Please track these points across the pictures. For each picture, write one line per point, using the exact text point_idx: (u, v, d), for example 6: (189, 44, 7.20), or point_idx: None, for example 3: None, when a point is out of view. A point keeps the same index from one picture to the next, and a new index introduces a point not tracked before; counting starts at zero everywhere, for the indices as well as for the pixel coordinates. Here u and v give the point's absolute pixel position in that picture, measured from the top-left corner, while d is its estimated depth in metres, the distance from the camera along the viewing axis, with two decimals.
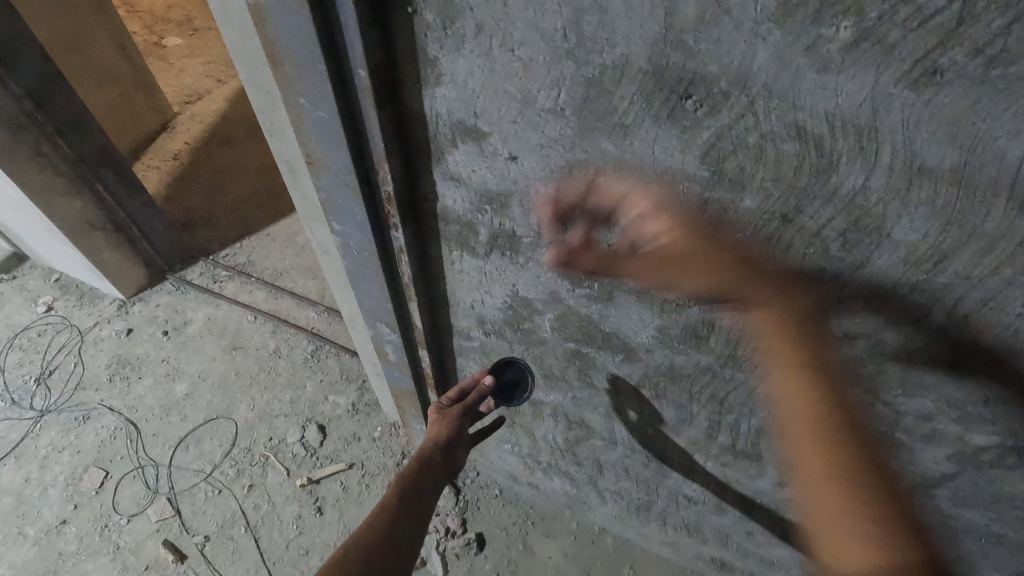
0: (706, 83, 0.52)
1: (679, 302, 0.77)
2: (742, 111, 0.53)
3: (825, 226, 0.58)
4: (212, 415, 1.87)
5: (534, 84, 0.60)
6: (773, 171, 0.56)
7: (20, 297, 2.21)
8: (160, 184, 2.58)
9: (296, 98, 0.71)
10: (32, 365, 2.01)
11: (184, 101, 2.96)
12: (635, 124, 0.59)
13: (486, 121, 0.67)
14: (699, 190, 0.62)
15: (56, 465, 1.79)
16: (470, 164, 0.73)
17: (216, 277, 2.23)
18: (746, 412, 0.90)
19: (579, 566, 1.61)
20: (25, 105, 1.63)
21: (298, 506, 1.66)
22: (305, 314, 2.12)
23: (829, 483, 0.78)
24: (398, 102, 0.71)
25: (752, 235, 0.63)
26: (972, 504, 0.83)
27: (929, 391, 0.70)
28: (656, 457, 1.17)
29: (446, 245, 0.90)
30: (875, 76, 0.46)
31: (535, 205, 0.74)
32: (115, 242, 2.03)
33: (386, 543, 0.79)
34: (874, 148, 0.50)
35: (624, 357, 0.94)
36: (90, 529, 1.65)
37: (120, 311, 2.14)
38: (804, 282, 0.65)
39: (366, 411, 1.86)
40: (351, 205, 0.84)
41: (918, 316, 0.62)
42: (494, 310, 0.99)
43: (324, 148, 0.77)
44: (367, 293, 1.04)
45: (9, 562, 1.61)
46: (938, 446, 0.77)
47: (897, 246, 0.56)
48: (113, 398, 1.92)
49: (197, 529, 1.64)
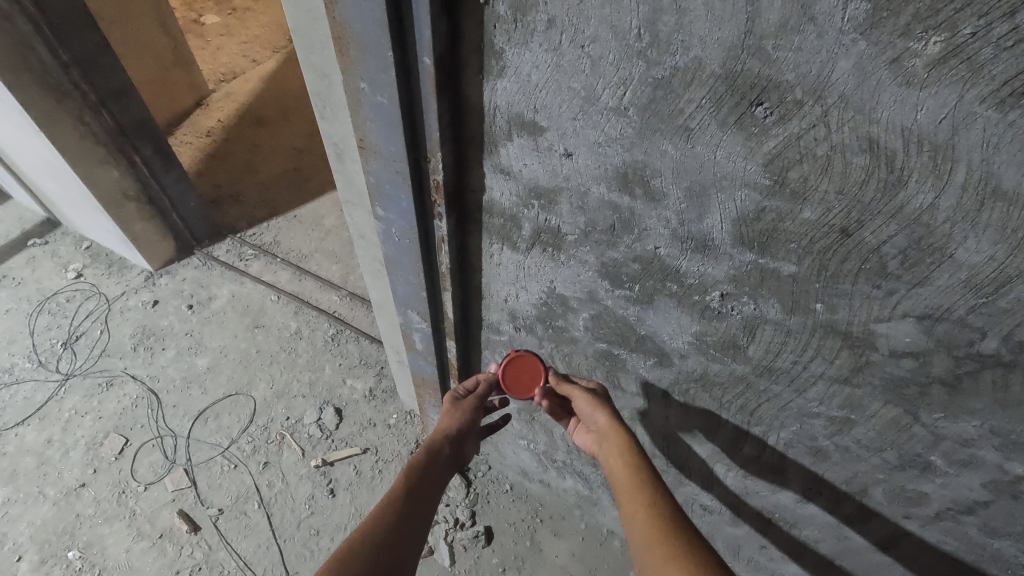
0: (780, 90, 0.52)
1: (721, 310, 0.77)
2: (814, 120, 0.53)
3: (885, 242, 0.57)
4: (231, 390, 1.90)
5: (599, 82, 0.60)
6: (838, 183, 0.55)
7: (50, 262, 2.25)
8: (193, 159, 2.61)
9: (357, 82, 0.72)
10: (60, 329, 2.05)
11: (219, 79, 2.99)
12: (699, 128, 0.59)
13: (546, 116, 0.67)
14: (757, 198, 0.61)
15: (78, 428, 1.82)
16: (523, 158, 0.74)
17: (242, 255, 2.26)
18: (777, 425, 0.90)
19: (585, 567, 1.60)
20: (73, 73, 1.65)
21: (311, 487, 1.68)
22: (328, 298, 2.14)
23: (651, 536, 0.71)
24: (458, 92, 0.71)
25: (807, 246, 0.62)
26: (1003, 533, 0.82)
27: (973, 417, 0.69)
28: (675, 465, 1.17)
29: (488, 237, 0.91)
30: (959, 93, 0.46)
31: (584, 202, 0.74)
32: (147, 213, 2.06)
33: (398, 537, 0.77)
34: (948, 166, 0.50)
35: (656, 361, 0.93)
36: (108, 494, 1.68)
37: (148, 283, 2.17)
38: (855, 298, 0.64)
39: (383, 397, 1.87)
40: (398, 192, 0.85)
41: (970, 340, 0.61)
42: (528, 306, 0.99)
43: (378, 134, 0.78)
44: (402, 280, 1.05)
45: (28, 520, 1.64)
46: (975, 473, 0.76)
47: (959, 267, 0.56)
48: (137, 367, 1.95)
49: (212, 502, 1.66)
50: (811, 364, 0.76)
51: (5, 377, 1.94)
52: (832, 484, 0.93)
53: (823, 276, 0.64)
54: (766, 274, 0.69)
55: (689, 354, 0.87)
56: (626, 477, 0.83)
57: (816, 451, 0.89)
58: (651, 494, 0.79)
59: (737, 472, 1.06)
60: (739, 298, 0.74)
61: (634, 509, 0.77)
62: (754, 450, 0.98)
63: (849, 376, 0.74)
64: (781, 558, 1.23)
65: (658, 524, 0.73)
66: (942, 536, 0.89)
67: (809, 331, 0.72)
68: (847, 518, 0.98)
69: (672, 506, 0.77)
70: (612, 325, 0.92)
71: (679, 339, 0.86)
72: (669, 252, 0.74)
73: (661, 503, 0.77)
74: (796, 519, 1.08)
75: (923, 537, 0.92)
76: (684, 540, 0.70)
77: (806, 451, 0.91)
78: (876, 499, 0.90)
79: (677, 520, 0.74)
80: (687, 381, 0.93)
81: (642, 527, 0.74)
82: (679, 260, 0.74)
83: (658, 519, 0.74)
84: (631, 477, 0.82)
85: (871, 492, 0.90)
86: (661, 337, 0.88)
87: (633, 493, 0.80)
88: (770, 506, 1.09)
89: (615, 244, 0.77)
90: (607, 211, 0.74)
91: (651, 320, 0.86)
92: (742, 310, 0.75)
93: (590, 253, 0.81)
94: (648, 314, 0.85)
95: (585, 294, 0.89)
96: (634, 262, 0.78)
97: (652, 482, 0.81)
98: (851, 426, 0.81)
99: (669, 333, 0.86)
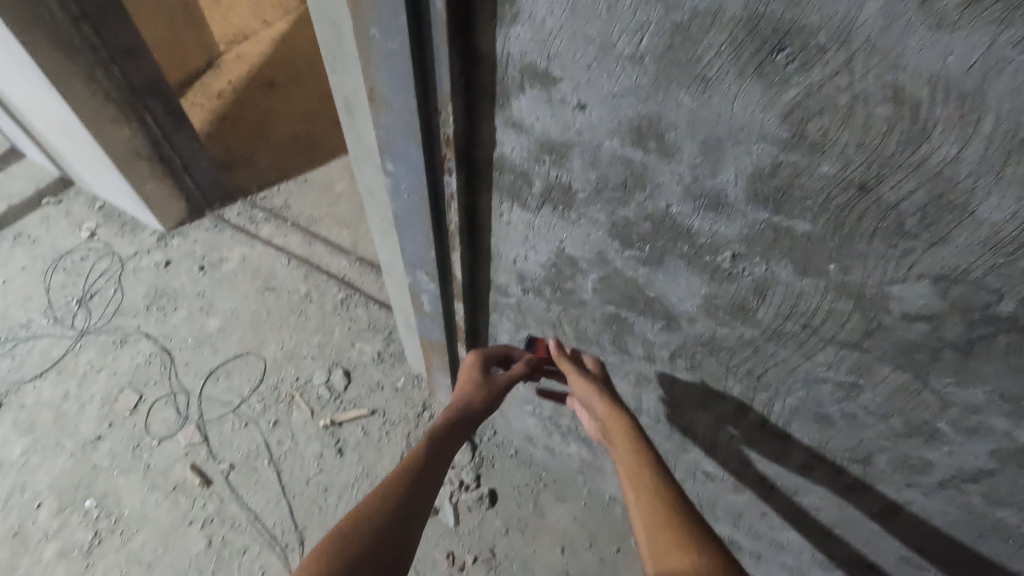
0: (803, 35, 0.50)
1: (732, 271, 0.76)
2: (837, 68, 0.51)
3: (904, 198, 0.56)
4: (242, 350, 1.92)
5: (615, 28, 0.59)
6: (859, 136, 0.54)
7: (64, 221, 2.26)
8: (205, 121, 2.61)
9: (367, 28, 0.71)
10: (75, 287, 2.08)
11: (229, 41, 2.96)
12: (717, 77, 0.57)
13: (559, 65, 0.66)
14: (773, 151, 0.60)
15: (94, 383, 1.86)
16: (535, 110, 0.72)
17: (253, 218, 2.27)
18: (782, 391, 0.90)
19: (586, 531, 1.64)
20: (83, 28, 1.63)
21: (320, 445, 1.72)
22: (337, 262, 2.15)
23: (655, 524, 0.72)
24: (469, 40, 0.70)
25: (823, 203, 0.61)
26: (1005, 503, 0.83)
27: (984, 382, 0.68)
28: (680, 430, 1.17)
29: (497, 195, 0.90)
30: (992, 36, 0.44)
31: (597, 158, 0.73)
32: (159, 173, 2.06)
33: (407, 513, 0.75)
34: (975, 117, 0.48)
35: (664, 324, 0.93)
36: (123, 448, 1.73)
37: (160, 244, 2.19)
38: (870, 258, 0.63)
39: (391, 360, 1.89)
40: (408, 146, 0.84)
41: (987, 303, 0.60)
42: (537, 267, 0.99)
43: (389, 83, 0.76)
44: (411, 239, 1.05)
45: (47, 471, 1.69)
46: (981, 441, 0.76)
47: (979, 226, 0.54)
48: (150, 326, 1.98)
49: (223, 457, 1.71)
50: (822, 328, 0.75)
51: (22, 333, 1.98)
52: (836, 452, 0.94)
53: (838, 235, 0.63)
54: (779, 234, 0.67)
55: (697, 317, 0.87)
56: (629, 463, 0.83)
57: (822, 417, 0.89)
58: (657, 480, 0.78)
59: (741, 439, 1.07)
60: (752, 260, 0.73)
61: (636, 495, 0.78)
62: (758, 417, 0.98)
63: (859, 340, 0.73)
64: (781, 525, 1.25)
65: (661, 514, 0.73)
66: (944, 504, 0.90)
67: (821, 294, 0.71)
68: (849, 486, 0.99)
69: (679, 493, 0.77)
70: (621, 287, 0.91)
71: (687, 302, 0.85)
72: (682, 210, 0.72)
73: (663, 491, 0.76)
74: (798, 487, 1.09)
75: (925, 506, 0.93)
76: (684, 526, 0.70)
77: (812, 418, 0.91)
78: (880, 467, 0.91)
79: (676, 503, 0.74)
80: (694, 345, 0.93)
81: (645, 517, 0.74)
82: (690, 219, 0.73)
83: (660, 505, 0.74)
84: (634, 462, 0.82)
85: (875, 459, 0.90)
86: (669, 300, 0.87)
87: (636, 480, 0.80)
88: (773, 473, 1.10)
89: (626, 202, 0.76)
90: (620, 167, 0.72)
91: (660, 282, 0.85)
92: (753, 271, 0.74)
93: (601, 213, 0.80)
94: (658, 276, 0.84)
95: (594, 255, 0.88)
96: (646, 221, 0.77)
97: (655, 467, 0.81)
98: (859, 392, 0.81)
99: (677, 296, 0.85)
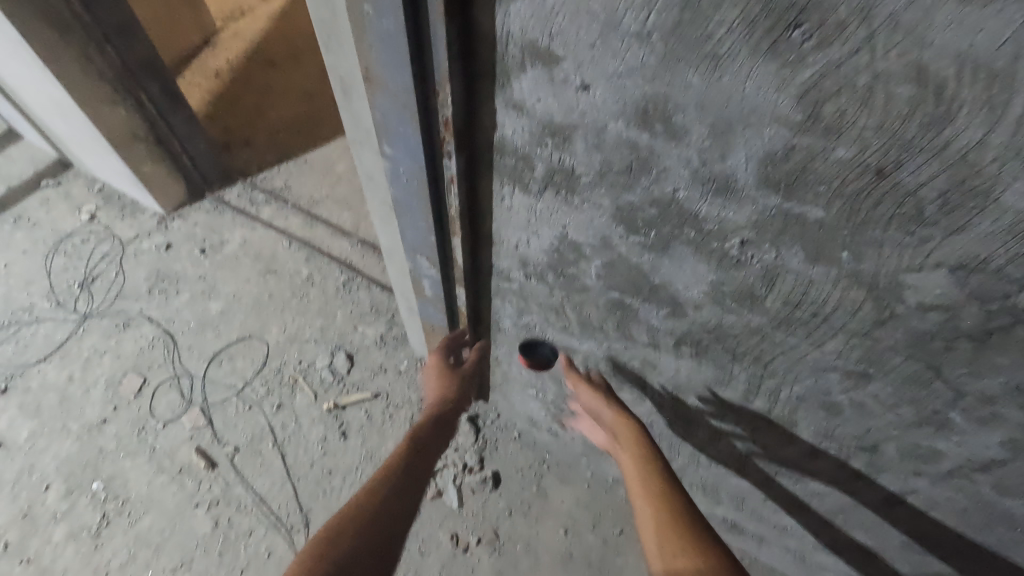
0: (821, 10, 0.47)
1: (740, 259, 0.74)
2: (857, 46, 0.48)
3: (924, 184, 0.54)
4: (244, 334, 1.92)
5: (621, 3, 0.55)
6: (878, 119, 0.51)
7: (64, 203, 2.25)
8: (203, 101, 2.57)
9: (360, 6, 0.68)
10: (76, 270, 2.07)
11: (226, 17, 2.90)
12: (729, 55, 0.54)
13: (562, 43, 0.62)
14: (786, 135, 0.57)
15: (98, 367, 1.86)
16: (536, 91, 0.69)
17: (253, 200, 2.24)
18: (790, 379, 0.88)
19: (589, 513, 1.64)
20: (74, 6, 1.59)
21: (323, 429, 1.72)
22: (339, 245, 2.13)
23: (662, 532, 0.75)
24: (467, 16, 0.67)
25: (837, 189, 0.59)
26: (1016, 493, 0.81)
27: (1000, 373, 0.66)
28: (684, 416, 1.16)
29: (499, 179, 0.87)
30: None
31: (601, 141, 0.70)
32: (157, 155, 2.03)
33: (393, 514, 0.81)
34: (1004, 98, 0.45)
35: (669, 311, 0.91)
36: (128, 430, 1.74)
37: (160, 227, 2.17)
38: (885, 247, 0.61)
39: (394, 343, 1.88)
40: (405, 129, 0.81)
41: (1008, 294, 0.58)
42: (539, 252, 0.97)
43: (384, 64, 0.73)
44: (411, 224, 1.03)
45: (54, 454, 1.70)
46: (994, 432, 0.74)
47: (1003, 212, 0.52)
48: (152, 309, 1.98)
49: (228, 440, 1.71)
50: (832, 317, 0.73)
51: (25, 317, 1.98)
52: (843, 439, 0.92)
53: (852, 222, 0.61)
54: (791, 221, 0.65)
55: (703, 305, 0.85)
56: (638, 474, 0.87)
57: (830, 405, 0.88)
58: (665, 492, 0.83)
59: (746, 425, 1.06)
60: (760, 247, 0.70)
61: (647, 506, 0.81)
62: (764, 405, 0.97)
63: (870, 330, 0.71)
64: (785, 510, 1.25)
65: (671, 523, 0.76)
66: (951, 493, 0.89)
67: (833, 282, 0.69)
68: (856, 472, 0.98)
69: (689, 506, 0.80)
70: (625, 273, 0.89)
71: (694, 289, 0.83)
72: (688, 196, 0.70)
73: (671, 501, 0.81)
74: (803, 474, 1.08)
75: (932, 494, 0.92)
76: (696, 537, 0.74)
77: (819, 406, 0.89)
78: (888, 455, 0.90)
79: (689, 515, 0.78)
80: (700, 332, 0.91)
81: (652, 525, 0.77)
82: (698, 205, 0.70)
83: (670, 514, 0.78)
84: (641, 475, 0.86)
85: (883, 448, 0.89)
86: (675, 287, 0.85)
87: (643, 488, 0.84)
88: (778, 460, 1.09)
89: (631, 187, 0.74)
90: (625, 150, 0.70)
91: (666, 269, 0.83)
92: (762, 259, 0.72)
93: (605, 197, 0.78)
94: (663, 263, 0.82)
95: (598, 241, 0.86)
96: (651, 206, 0.74)
97: (666, 480, 0.85)
98: (868, 381, 0.79)
99: (683, 282, 0.83)
